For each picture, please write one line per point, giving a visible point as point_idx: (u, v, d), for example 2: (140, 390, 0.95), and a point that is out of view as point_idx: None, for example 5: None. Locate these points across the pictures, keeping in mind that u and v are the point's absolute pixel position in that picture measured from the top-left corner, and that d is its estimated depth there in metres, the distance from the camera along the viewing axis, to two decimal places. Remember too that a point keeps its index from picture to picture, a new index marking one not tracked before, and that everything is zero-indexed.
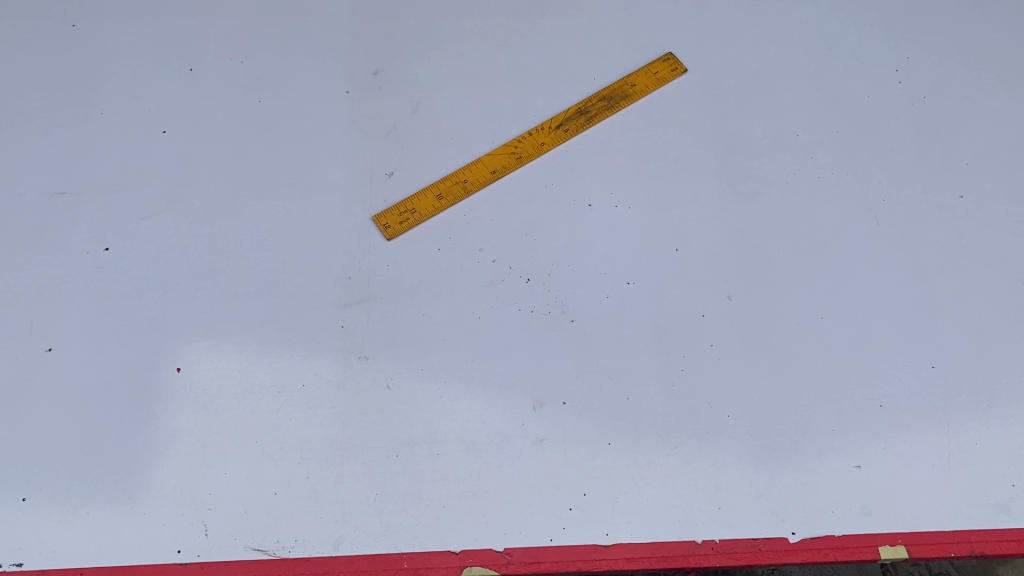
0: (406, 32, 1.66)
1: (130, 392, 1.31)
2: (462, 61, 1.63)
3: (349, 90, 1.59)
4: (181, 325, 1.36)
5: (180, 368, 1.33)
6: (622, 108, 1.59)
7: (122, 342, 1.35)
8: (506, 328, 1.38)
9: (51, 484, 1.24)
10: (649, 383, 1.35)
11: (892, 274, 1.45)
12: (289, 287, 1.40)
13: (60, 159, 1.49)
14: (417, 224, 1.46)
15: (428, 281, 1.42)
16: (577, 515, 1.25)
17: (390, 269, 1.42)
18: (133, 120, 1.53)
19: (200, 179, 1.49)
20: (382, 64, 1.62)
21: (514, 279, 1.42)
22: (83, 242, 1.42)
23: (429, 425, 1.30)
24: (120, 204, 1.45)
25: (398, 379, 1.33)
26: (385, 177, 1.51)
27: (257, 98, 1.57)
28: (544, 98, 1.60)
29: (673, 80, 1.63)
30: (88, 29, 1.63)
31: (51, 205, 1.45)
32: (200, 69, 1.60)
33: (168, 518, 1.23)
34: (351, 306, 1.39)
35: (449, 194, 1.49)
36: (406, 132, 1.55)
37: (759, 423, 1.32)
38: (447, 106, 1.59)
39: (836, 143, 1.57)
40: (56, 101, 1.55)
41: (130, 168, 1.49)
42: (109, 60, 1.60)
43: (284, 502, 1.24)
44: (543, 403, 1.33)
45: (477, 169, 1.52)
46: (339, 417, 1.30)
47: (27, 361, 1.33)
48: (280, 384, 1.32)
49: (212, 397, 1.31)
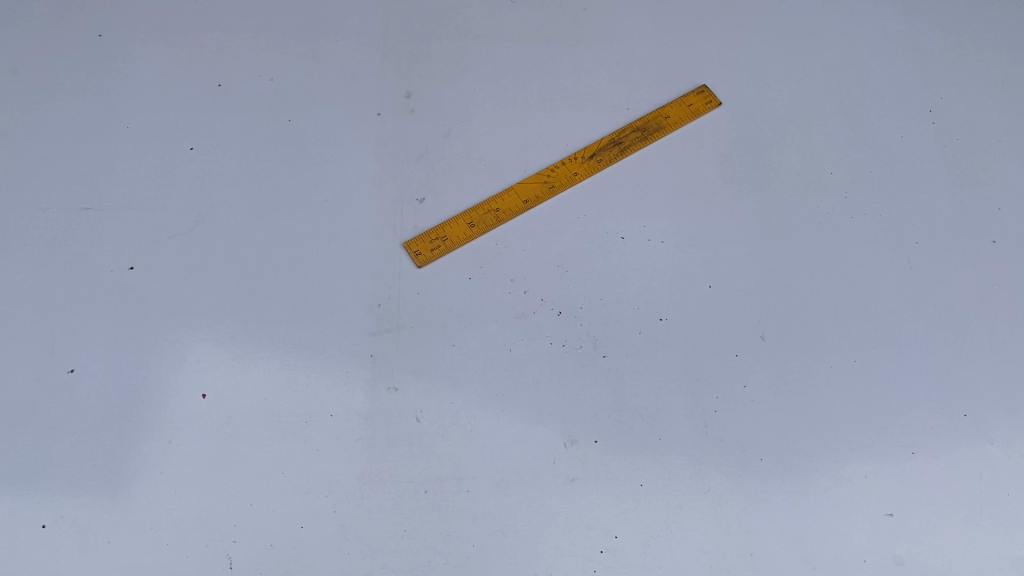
0: (439, 55, 1.64)
1: (153, 417, 1.28)
2: (495, 86, 1.62)
3: (380, 113, 1.56)
4: (206, 349, 1.34)
5: (204, 394, 1.30)
6: (656, 140, 1.57)
7: (145, 364, 1.32)
8: (537, 362, 1.36)
9: (72, 511, 1.21)
10: (681, 424, 1.33)
11: (926, 318, 1.44)
12: (316, 313, 1.38)
13: (85, 174, 1.46)
14: (448, 253, 1.44)
15: (459, 311, 1.39)
16: (608, 557, 1.23)
17: (420, 297, 1.40)
18: (160, 136, 1.51)
19: (227, 199, 1.46)
20: (414, 87, 1.60)
21: (546, 311, 1.40)
22: (107, 260, 1.39)
23: (459, 460, 1.28)
24: (145, 222, 1.43)
25: (427, 412, 1.31)
26: (416, 203, 1.48)
27: (286, 117, 1.55)
28: (577, 127, 1.59)
29: (708, 113, 1.61)
30: (115, 39, 1.60)
31: (75, 221, 1.42)
32: (229, 85, 1.57)
33: (192, 549, 1.20)
34: (379, 335, 1.36)
35: (481, 222, 1.47)
36: (438, 157, 1.53)
37: (792, 467, 1.31)
38: (479, 132, 1.57)
39: (870, 183, 1.56)
40: (82, 113, 1.52)
41: (155, 185, 1.46)
42: (136, 72, 1.57)
43: (311, 536, 1.22)
44: (574, 441, 1.30)
45: (509, 198, 1.50)
46: (367, 450, 1.28)
47: (48, 381, 1.30)
48: (308, 414, 1.30)
49: (238, 425, 1.29)
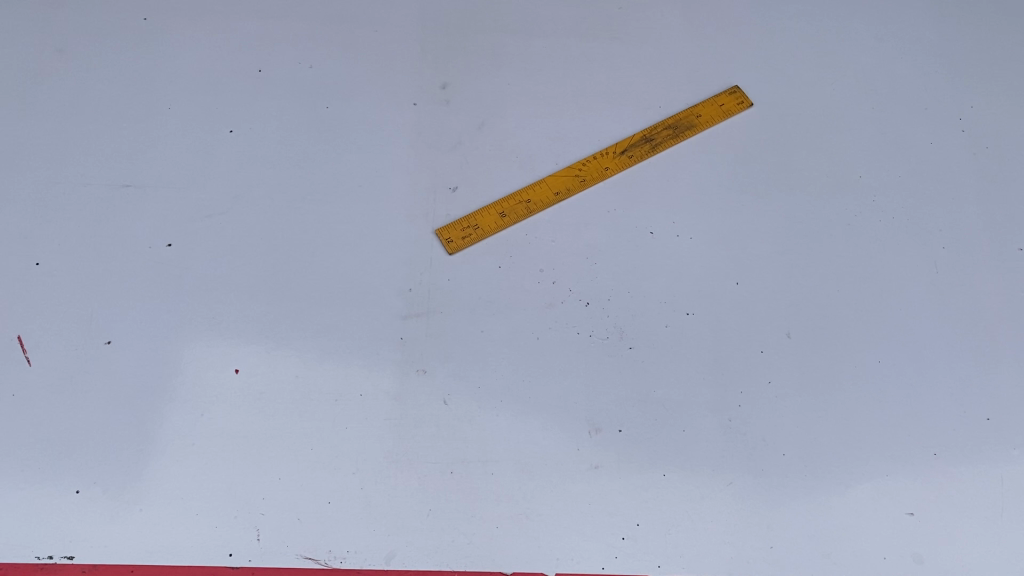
0: (475, 48, 1.66)
1: (187, 389, 1.31)
2: (529, 80, 1.64)
3: (416, 102, 1.59)
4: (240, 326, 1.36)
5: (238, 369, 1.33)
6: (686, 138, 1.59)
7: (180, 338, 1.34)
8: (564, 351, 1.38)
9: (104, 478, 1.24)
10: (705, 416, 1.34)
11: (951, 322, 1.45)
12: (348, 295, 1.40)
13: (126, 151, 1.49)
14: (479, 241, 1.46)
15: (488, 299, 1.41)
16: (629, 544, 1.24)
17: (450, 284, 1.42)
18: (199, 119, 1.53)
19: (265, 181, 1.48)
20: (450, 79, 1.62)
21: (574, 302, 1.42)
22: (146, 236, 1.42)
23: (485, 444, 1.30)
24: (184, 200, 1.45)
25: (455, 396, 1.33)
26: (449, 192, 1.51)
27: (325, 104, 1.57)
28: (610, 123, 1.61)
29: (739, 114, 1.63)
30: (159, 23, 1.63)
31: (116, 197, 1.45)
32: (270, 71, 1.60)
33: (221, 520, 1.22)
34: (410, 319, 1.39)
35: (512, 212, 1.49)
36: (472, 147, 1.55)
37: (813, 462, 1.32)
38: (512, 125, 1.59)
39: (898, 188, 1.57)
40: (125, 92, 1.55)
41: (195, 165, 1.49)
42: (179, 54, 1.60)
43: (337, 512, 1.24)
44: (598, 429, 1.32)
45: (540, 190, 1.52)
46: (395, 430, 1.30)
47: (85, 351, 1.32)
48: (338, 392, 1.32)
49: (269, 400, 1.31)
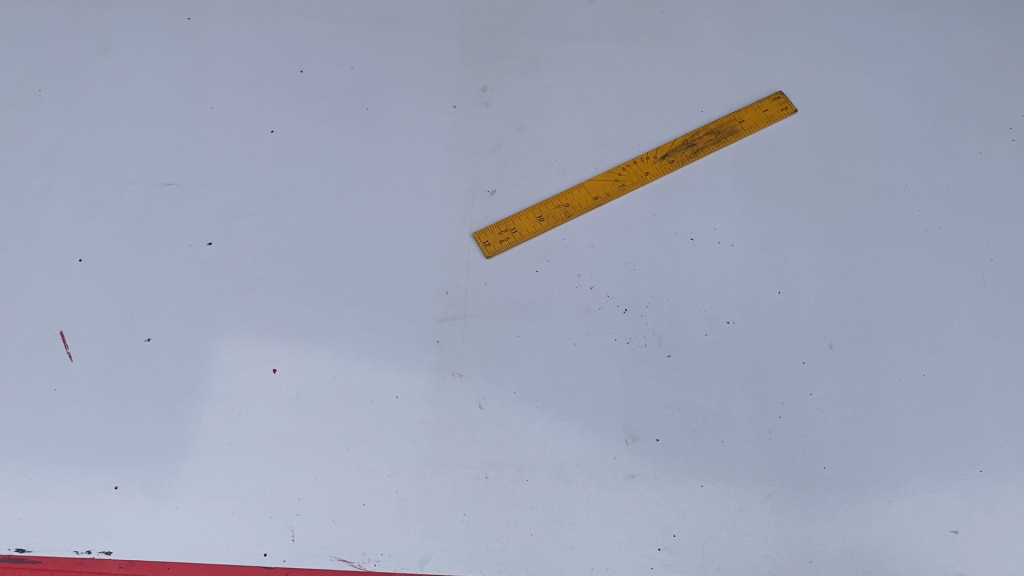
0: (516, 51, 1.65)
1: (225, 388, 1.32)
2: (570, 83, 1.63)
3: (455, 105, 1.58)
4: (277, 326, 1.37)
5: (275, 369, 1.33)
6: (729, 144, 1.57)
7: (219, 337, 1.35)
8: (601, 358, 1.36)
9: (143, 474, 1.25)
10: (744, 427, 1.32)
11: (999, 336, 1.41)
12: (385, 297, 1.40)
13: (169, 150, 1.50)
14: (517, 245, 1.45)
15: (525, 303, 1.40)
16: (665, 555, 1.23)
17: (487, 287, 1.41)
18: (242, 119, 1.54)
19: (305, 182, 1.49)
20: (490, 81, 1.62)
21: (612, 308, 1.40)
22: (187, 234, 1.43)
23: (520, 449, 1.29)
24: (224, 199, 1.46)
25: (490, 400, 1.32)
26: (487, 195, 1.50)
27: (365, 106, 1.57)
28: (651, 127, 1.59)
29: (783, 120, 1.60)
30: (203, 23, 1.65)
31: (157, 195, 1.46)
32: (311, 72, 1.60)
33: (257, 519, 1.22)
34: (446, 322, 1.38)
35: (550, 216, 1.48)
36: (511, 151, 1.55)
37: (855, 477, 1.29)
38: (552, 128, 1.58)
39: (946, 198, 1.53)
40: (169, 91, 1.56)
41: (236, 165, 1.50)
42: (222, 54, 1.61)
43: (371, 514, 1.24)
44: (635, 438, 1.30)
45: (579, 194, 1.51)
46: (430, 433, 1.29)
47: (126, 348, 1.33)
48: (374, 394, 1.32)
49: (306, 401, 1.31)
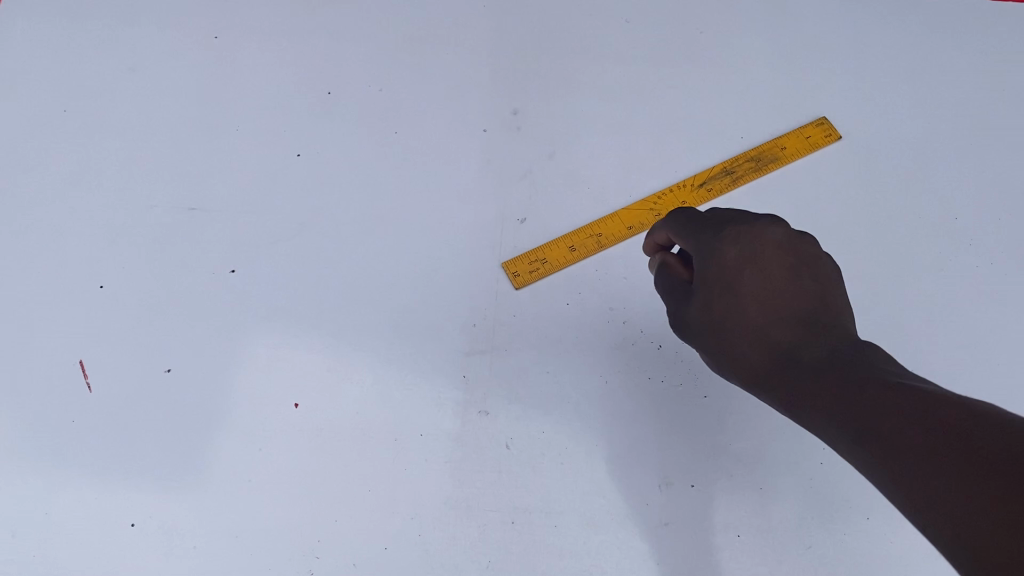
0: (549, 73, 1.60)
1: (246, 423, 1.28)
2: (604, 107, 1.58)
3: (486, 129, 1.54)
4: (300, 359, 1.33)
5: (297, 404, 1.29)
6: (770, 171, 1.50)
7: (240, 369, 1.32)
8: (634, 397, 1.31)
9: (160, 511, 1.22)
10: (785, 474, 1.27)
11: None
12: (411, 329, 1.35)
13: (193, 174, 1.47)
14: (548, 275, 1.40)
15: (556, 337, 1.35)
16: None
17: (516, 320, 1.36)
18: (268, 142, 1.51)
19: (331, 208, 1.45)
20: (522, 104, 1.57)
21: (646, 344, 1.35)
22: (210, 262, 1.39)
23: (549, 493, 1.24)
24: (248, 225, 1.43)
25: (519, 440, 1.27)
26: (518, 223, 1.45)
27: (393, 129, 1.53)
28: (688, 154, 1.53)
29: (827, 146, 1.54)
30: (230, 42, 1.61)
31: (181, 221, 1.43)
32: (339, 94, 1.57)
33: (275, 561, 1.19)
34: (473, 356, 1.33)
35: (582, 246, 1.43)
36: (543, 178, 1.50)
37: (899, 529, 1.25)
38: (586, 154, 1.53)
39: (998, 232, 1.47)
40: (195, 113, 1.53)
41: (261, 190, 1.46)
42: (249, 75, 1.58)
43: (394, 559, 1.20)
44: (670, 482, 1.25)
45: (613, 223, 1.46)
46: (456, 474, 1.25)
47: (145, 380, 1.30)
48: (398, 432, 1.28)
49: (329, 438, 1.27)
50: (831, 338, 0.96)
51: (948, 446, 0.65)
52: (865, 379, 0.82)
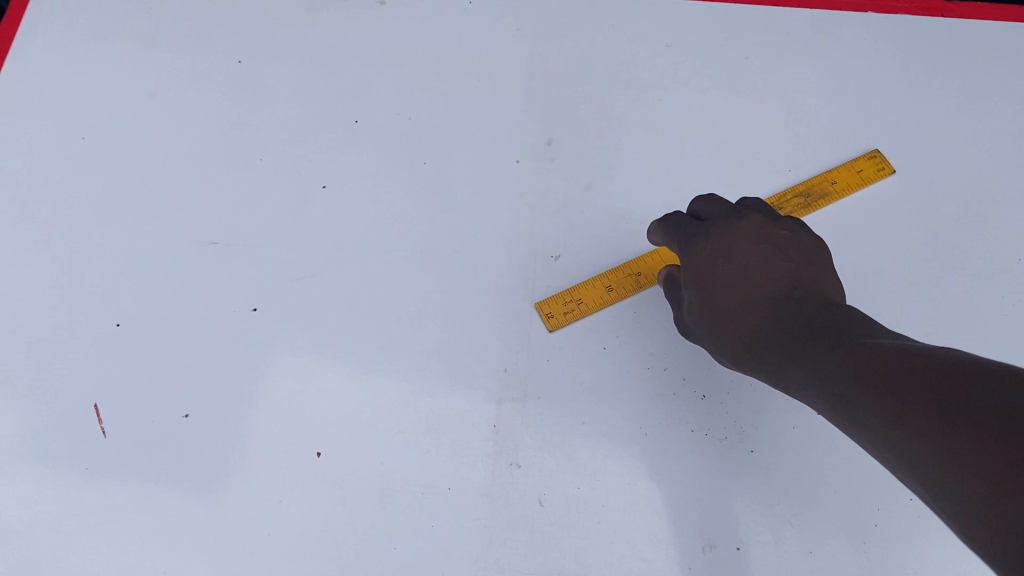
0: (585, 102, 1.53)
1: (265, 473, 1.22)
2: (643, 137, 1.50)
3: (519, 160, 1.47)
4: (323, 404, 1.26)
5: (319, 453, 1.23)
6: (820, 207, 1.42)
7: (260, 414, 1.25)
8: (676, 451, 1.24)
9: (176, 566, 1.16)
10: (836, 537, 1.20)
11: None
12: (439, 374, 1.28)
13: (215, 206, 1.41)
14: (584, 316, 1.32)
15: (592, 385, 1.28)
16: None
17: (550, 365, 1.29)
18: (293, 173, 1.45)
19: (357, 243, 1.39)
20: (557, 134, 1.50)
21: (687, 394, 1.28)
22: (231, 300, 1.33)
23: (585, 555, 1.18)
24: (271, 261, 1.37)
25: (552, 497, 1.21)
26: (552, 261, 1.38)
27: (423, 160, 1.47)
28: (732, 187, 1.45)
29: (880, 181, 1.45)
30: (254, 67, 1.56)
31: (201, 256, 1.37)
32: (366, 122, 1.50)
33: None
34: (505, 404, 1.26)
35: (620, 286, 1.35)
36: (579, 212, 1.43)
37: None
38: (624, 186, 1.45)
39: None
40: (218, 142, 1.48)
41: (285, 223, 1.40)
42: (274, 102, 1.52)
43: None
44: (713, 545, 1.19)
45: (653, 263, 1.39)
46: (486, 532, 1.18)
47: (162, 426, 1.24)
48: (425, 485, 1.21)
49: (352, 490, 1.21)
50: (839, 324, 1.02)
51: (978, 415, 0.69)
52: (880, 356, 0.87)
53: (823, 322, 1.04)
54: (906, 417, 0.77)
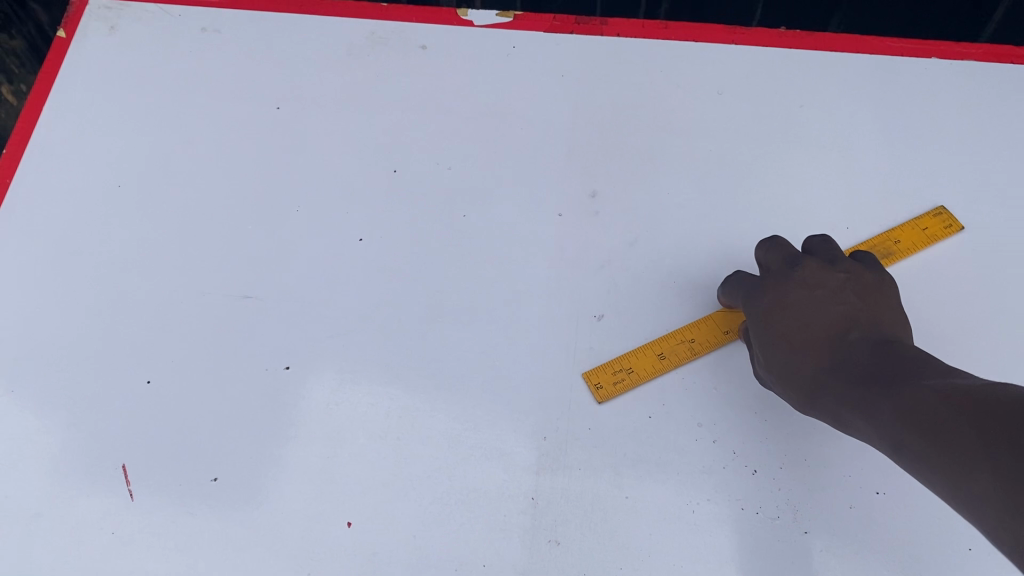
0: (631, 152, 1.48)
1: (293, 543, 1.17)
2: (692, 190, 1.44)
3: (561, 213, 1.42)
4: (355, 471, 1.21)
5: (350, 523, 1.18)
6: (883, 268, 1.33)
7: (290, 479, 1.21)
8: (724, 532, 1.17)
9: None
10: None
11: None
12: (476, 441, 1.23)
13: (250, 258, 1.38)
14: (638, 386, 1.25)
15: (636, 457, 1.21)
16: None
17: (592, 435, 1.22)
18: (328, 224, 1.41)
19: (393, 298, 1.34)
20: (601, 186, 1.44)
21: (738, 468, 1.20)
22: (263, 356, 1.29)
23: None
24: (304, 316, 1.33)
25: None
26: (595, 321, 1.32)
27: (462, 212, 1.42)
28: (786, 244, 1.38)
29: (945, 240, 1.37)
30: (292, 114, 1.53)
31: (234, 310, 1.33)
32: (405, 172, 1.46)
33: None
34: (544, 475, 1.20)
35: (672, 353, 1.28)
36: (624, 269, 1.36)
37: None
38: (671, 242, 1.39)
39: None
40: (253, 191, 1.45)
41: (319, 277, 1.36)
42: (311, 149, 1.49)
43: None
44: None
45: (703, 326, 1.32)
46: None
47: (190, 489, 1.20)
48: (459, 561, 1.16)
49: (382, 564, 1.16)
50: (894, 362, 1.00)
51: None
52: (931, 397, 0.86)
53: (878, 363, 1.02)
54: (961, 461, 0.76)
